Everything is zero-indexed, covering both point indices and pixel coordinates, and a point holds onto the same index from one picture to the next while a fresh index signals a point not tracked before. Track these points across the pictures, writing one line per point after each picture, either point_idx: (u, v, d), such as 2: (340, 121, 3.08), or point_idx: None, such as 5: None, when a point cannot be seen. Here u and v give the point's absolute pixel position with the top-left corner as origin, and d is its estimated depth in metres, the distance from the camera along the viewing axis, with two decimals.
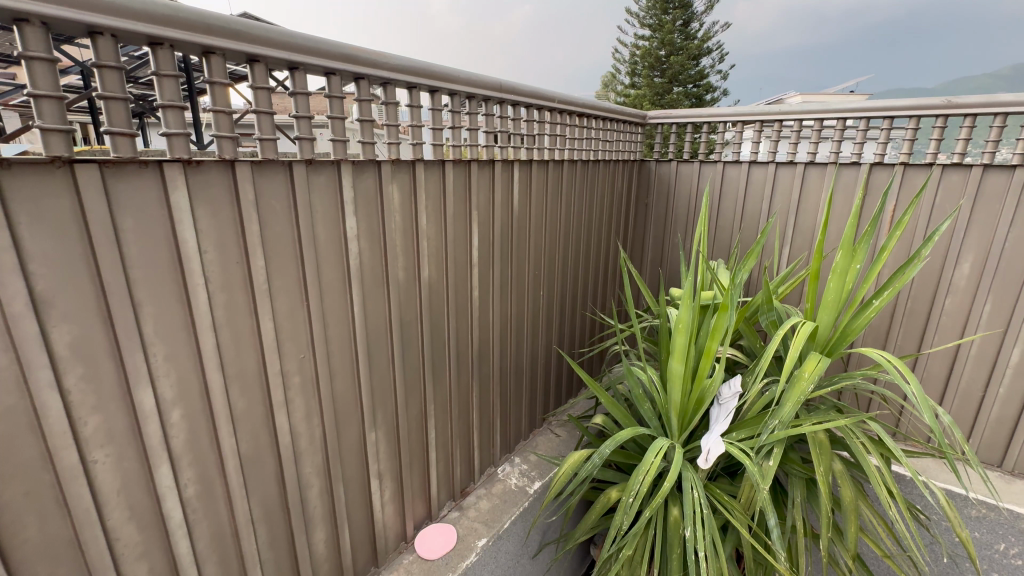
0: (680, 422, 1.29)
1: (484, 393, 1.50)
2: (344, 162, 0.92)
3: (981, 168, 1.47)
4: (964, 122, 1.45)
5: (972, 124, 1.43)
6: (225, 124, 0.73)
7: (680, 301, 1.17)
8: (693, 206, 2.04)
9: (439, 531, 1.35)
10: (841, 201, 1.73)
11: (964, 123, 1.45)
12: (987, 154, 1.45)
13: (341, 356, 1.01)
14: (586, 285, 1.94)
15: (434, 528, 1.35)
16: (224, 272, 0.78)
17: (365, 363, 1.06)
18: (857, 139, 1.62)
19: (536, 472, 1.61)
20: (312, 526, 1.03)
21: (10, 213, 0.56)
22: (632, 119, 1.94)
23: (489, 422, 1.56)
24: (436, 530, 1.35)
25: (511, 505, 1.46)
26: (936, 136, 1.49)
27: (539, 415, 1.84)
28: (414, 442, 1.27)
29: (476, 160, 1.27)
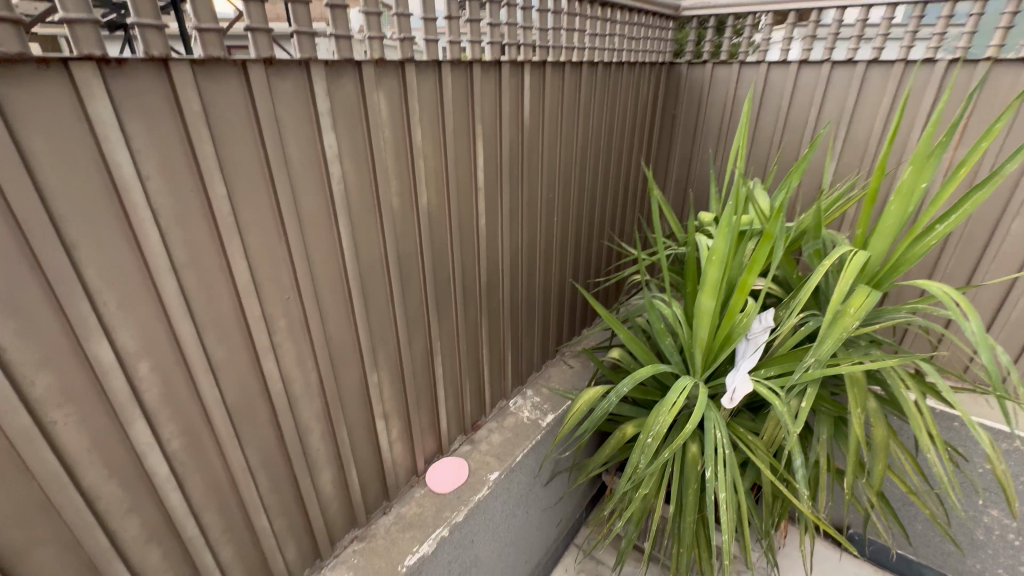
0: (704, 359, 1.20)
1: (494, 327, 1.41)
2: (314, 63, 0.75)
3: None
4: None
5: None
6: (147, 9, 0.56)
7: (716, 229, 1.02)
8: (728, 117, 1.80)
9: (450, 465, 1.32)
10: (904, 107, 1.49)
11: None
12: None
13: (333, 297, 0.91)
14: (605, 210, 1.77)
15: (445, 462, 1.33)
16: (177, 205, 0.66)
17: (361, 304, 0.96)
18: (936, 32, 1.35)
19: (549, 405, 1.57)
20: (316, 470, 0.99)
21: None
22: (663, 10, 1.65)
23: (500, 356, 1.49)
24: (448, 464, 1.33)
25: (522, 438, 1.43)
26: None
27: (552, 346, 1.77)
28: (420, 380, 1.20)
29: (479, 62, 1.06)
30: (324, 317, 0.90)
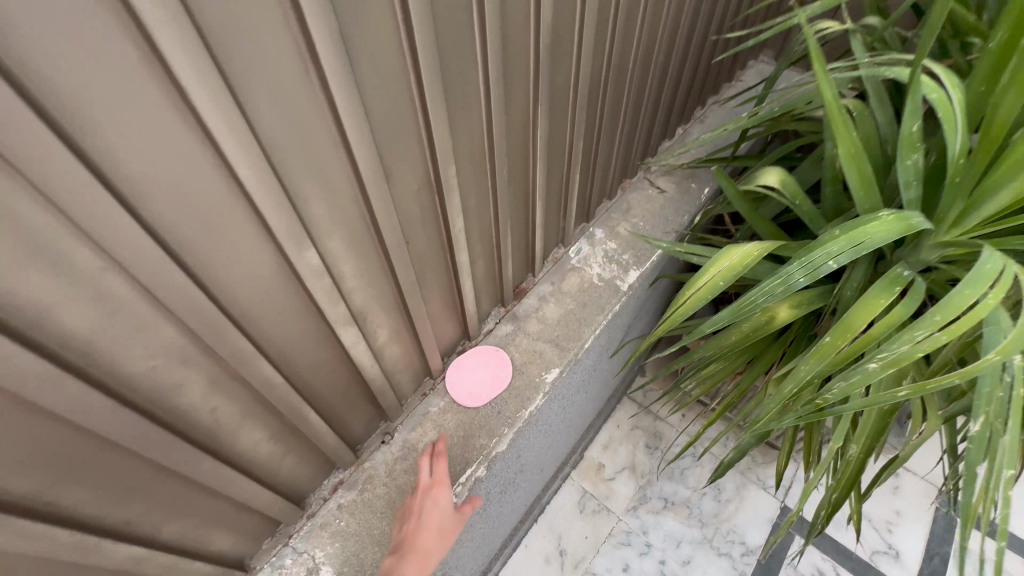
0: (1014, 207, 0.57)
1: (555, 132, 0.75)
2: None
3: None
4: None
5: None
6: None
7: None
8: None
9: (485, 362, 0.84)
10: None
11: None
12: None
13: (61, 33, 0.26)
14: None
15: (477, 357, 0.84)
16: None
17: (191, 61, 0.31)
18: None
19: (631, 255, 0.99)
20: (225, 435, 0.49)
21: None
22: None
23: (562, 181, 0.85)
24: (483, 360, 0.84)
25: (591, 311, 0.90)
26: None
27: (635, 158, 1.10)
28: (423, 241, 0.61)
29: None
30: (28, 91, 0.26)
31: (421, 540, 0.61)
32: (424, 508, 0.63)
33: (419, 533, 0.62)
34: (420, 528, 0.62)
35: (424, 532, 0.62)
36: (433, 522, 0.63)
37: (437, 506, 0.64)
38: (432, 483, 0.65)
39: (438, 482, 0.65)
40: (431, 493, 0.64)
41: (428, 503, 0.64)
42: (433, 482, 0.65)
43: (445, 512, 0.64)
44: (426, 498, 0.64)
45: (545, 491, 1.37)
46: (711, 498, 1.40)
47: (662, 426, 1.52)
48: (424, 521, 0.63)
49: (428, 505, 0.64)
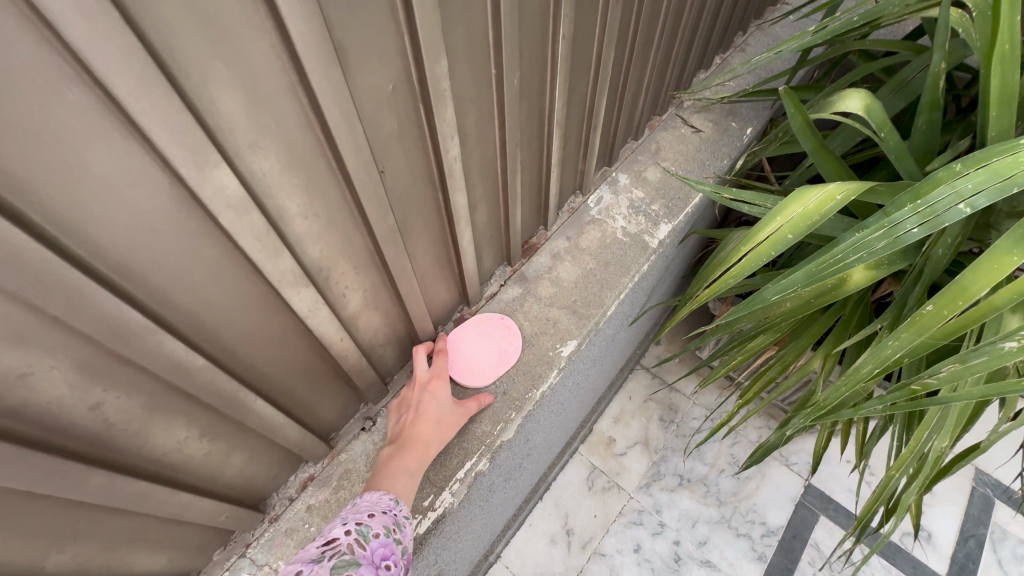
0: None
1: (580, 38, 0.58)
2: None
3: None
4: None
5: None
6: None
7: None
8: None
9: (489, 333, 0.68)
10: None
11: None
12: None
13: None
14: None
15: (479, 327, 0.69)
16: None
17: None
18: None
19: (661, 206, 0.83)
20: (127, 439, 0.35)
21: None
22: None
23: (586, 111, 0.68)
24: (486, 330, 0.69)
25: (614, 272, 0.75)
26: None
27: (667, 90, 0.92)
28: (405, 175, 0.45)
29: None
30: None
31: (418, 433, 0.54)
32: (420, 401, 0.57)
33: (416, 427, 0.55)
34: (418, 422, 0.55)
35: (422, 425, 0.55)
36: (432, 414, 0.56)
37: (435, 398, 0.57)
38: (429, 375, 0.59)
39: (435, 372, 0.60)
40: (429, 383, 0.58)
41: (426, 393, 0.58)
42: (430, 374, 0.59)
43: (444, 405, 0.57)
44: (422, 390, 0.58)
45: (549, 470, 1.22)
46: (731, 477, 1.23)
47: (679, 398, 1.34)
48: (421, 414, 0.56)
49: (426, 397, 0.57)
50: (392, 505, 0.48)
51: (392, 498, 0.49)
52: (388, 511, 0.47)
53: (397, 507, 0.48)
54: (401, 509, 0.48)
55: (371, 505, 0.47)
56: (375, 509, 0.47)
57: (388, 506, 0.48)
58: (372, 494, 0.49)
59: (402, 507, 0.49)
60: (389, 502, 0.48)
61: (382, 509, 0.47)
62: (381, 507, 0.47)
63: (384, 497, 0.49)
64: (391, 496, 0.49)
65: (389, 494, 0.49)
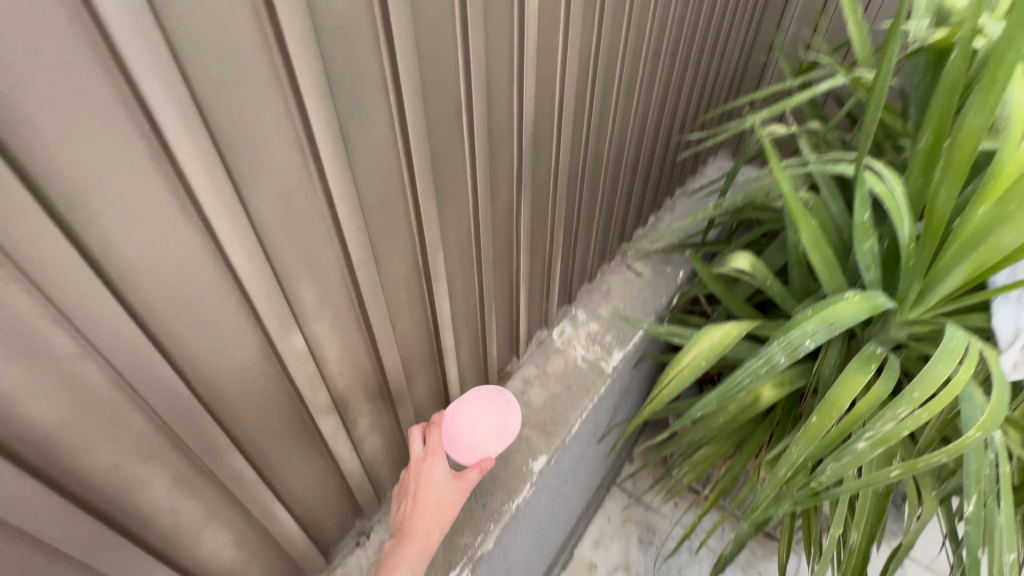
0: (963, 287, 0.62)
1: (538, 219, 0.79)
2: None
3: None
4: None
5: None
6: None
7: None
8: None
9: (488, 404, 0.64)
10: None
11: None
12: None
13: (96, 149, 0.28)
14: (715, 16, 1.03)
15: (476, 399, 0.64)
16: None
17: (178, 117, 0.31)
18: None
19: (613, 337, 1.00)
20: (184, 540, 0.45)
21: None
22: None
23: (545, 267, 0.88)
24: (483, 403, 0.64)
25: (576, 395, 0.89)
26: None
27: (613, 243, 1.15)
28: (409, 326, 0.61)
29: None
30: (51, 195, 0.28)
31: (421, 519, 0.58)
32: (421, 485, 0.60)
33: (418, 513, 0.59)
34: (419, 509, 0.59)
35: (423, 511, 0.59)
36: (431, 498, 0.60)
37: (433, 482, 0.60)
38: (428, 456, 0.62)
39: (432, 453, 0.62)
40: (427, 465, 0.61)
41: (425, 476, 0.61)
42: (428, 455, 0.62)
43: (442, 486, 0.60)
44: (422, 473, 0.61)
45: None
46: None
47: (654, 517, 1.38)
48: (422, 500, 0.60)
49: (425, 481, 0.60)
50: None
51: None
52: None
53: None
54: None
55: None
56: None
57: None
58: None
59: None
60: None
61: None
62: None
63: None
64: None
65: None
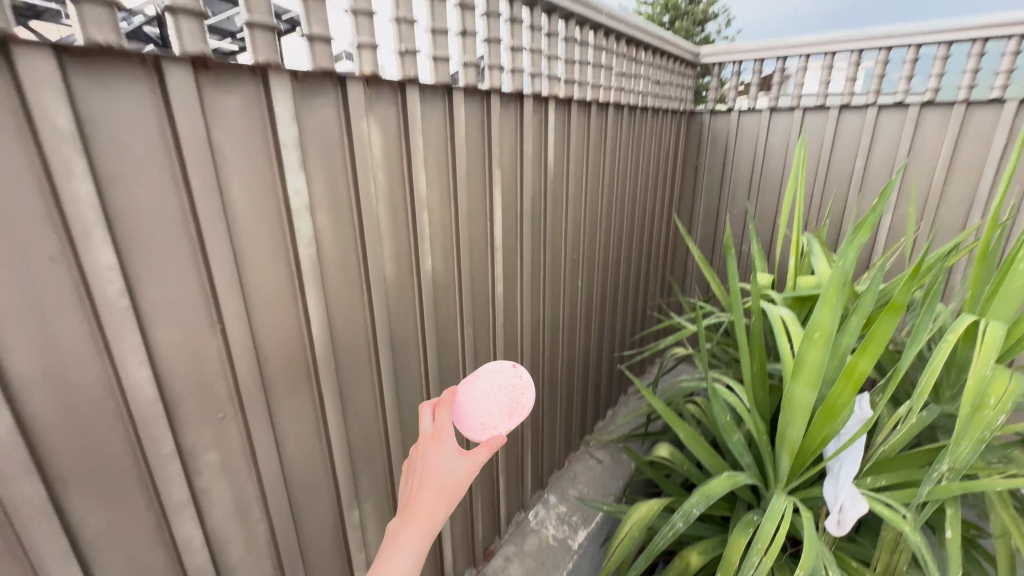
0: (795, 466, 0.92)
1: None
2: (275, 77, 0.51)
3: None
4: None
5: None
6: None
7: (822, 297, 0.77)
8: (759, 168, 1.63)
9: (502, 380, 0.59)
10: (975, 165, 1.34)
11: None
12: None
13: (296, 411, 0.63)
14: (630, 275, 1.54)
15: (490, 375, 0.59)
16: (14, 263, 0.38)
17: (329, 393, 0.66)
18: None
19: (579, 517, 1.23)
20: None
21: None
22: (684, 55, 1.49)
23: (518, 458, 1.17)
24: (497, 376, 0.59)
25: (548, 569, 1.09)
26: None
27: (576, 435, 1.45)
28: None
29: (497, 94, 0.84)
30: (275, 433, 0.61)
31: (419, 507, 0.47)
32: (422, 467, 0.49)
33: (416, 500, 0.48)
34: (417, 494, 0.48)
35: (422, 497, 0.48)
36: (432, 481, 0.48)
37: (435, 463, 0.49)
38: (433, 434, 0.51)
39: (438, 431, 0.51)
40: (431, 445, 0.51)
41: (428, 457, 0.50)
42: (433, 433, 0.51)
43: (446, 467, 0.49)
44: (425, 453, 0.50)
45: None
46: None
47: None
48: (422, 483, 0.48)
49: (427, 463, 0.49)
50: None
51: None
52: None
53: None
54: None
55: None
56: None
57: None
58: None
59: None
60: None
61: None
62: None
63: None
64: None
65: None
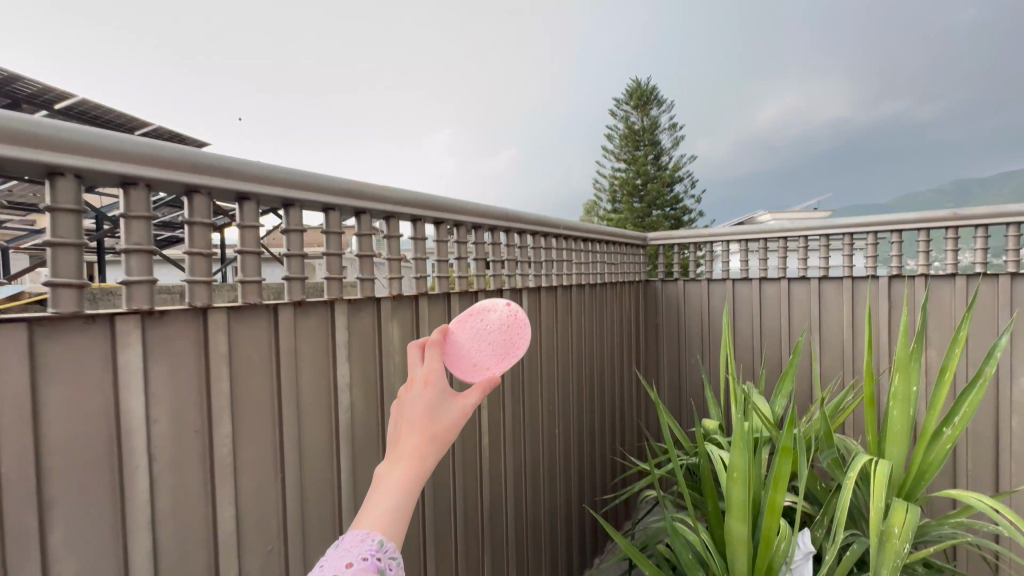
0: None
1: (497, 568, 1.21)
2: (338, 302, 0.83)
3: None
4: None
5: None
6: (140, 266, 0.58)
7: (732, 444, 1.02)
8: (707, 324, 2.04)
9: (493, 319, 0.55)
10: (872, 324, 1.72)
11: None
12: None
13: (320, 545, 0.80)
14: (604, 421, 1.77)
15: (482, 312, 0.55)
16: (175, 434, 0.62)
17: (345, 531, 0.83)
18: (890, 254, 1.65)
19: None
20: None
21: None
22: (632, 241, 2.00)
23: None
24: (490, 313, 0.55)
25: None
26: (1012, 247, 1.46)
27: None
28: None
29: (483, 290, 1.18)
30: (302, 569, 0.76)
31: (413, 441, 0.43)
32: (411, 403, 0.45)
33: (410, 434, 0.43)
34: (410, 428, 0.43)
35: (417, 432, 0.43)
36: (427, 416, 0.44)
37: (430, 400, 0.45)
38: (424, 370, 0.47)
39: (429, 370, 0.46)
40: (422, 382, 0.46)
41: (419, 394, 0.45)
42: (423, 369, 0.47)
43: (441, 404, 0.45)
44: (415, 391, 0.45)
45: None
46: None
47: None
48: (415, 418, 0.44)
49: (418, 400, 0.45)
50: (379, 547, 0.37)
51: (378, 538, 0.38)
52: (374, 556, 0.37)
53: (386, 550, 0.37)
54: (393, 549, 0.38)
55: (353, 545, 0.37)
56: (357, 552, 0.37)
57: (374, 550, 0.37)
58: (355, 532, 0.38)
59: (394, 550, 0.38)
60: (375, 544, 0.38)
61: (364, 553, 0.36)
62: (365, 549, 0.37)
63: (369, 534, 0.38)
64: (377, 537, 0.38)
65: (374, 532, 0.38)
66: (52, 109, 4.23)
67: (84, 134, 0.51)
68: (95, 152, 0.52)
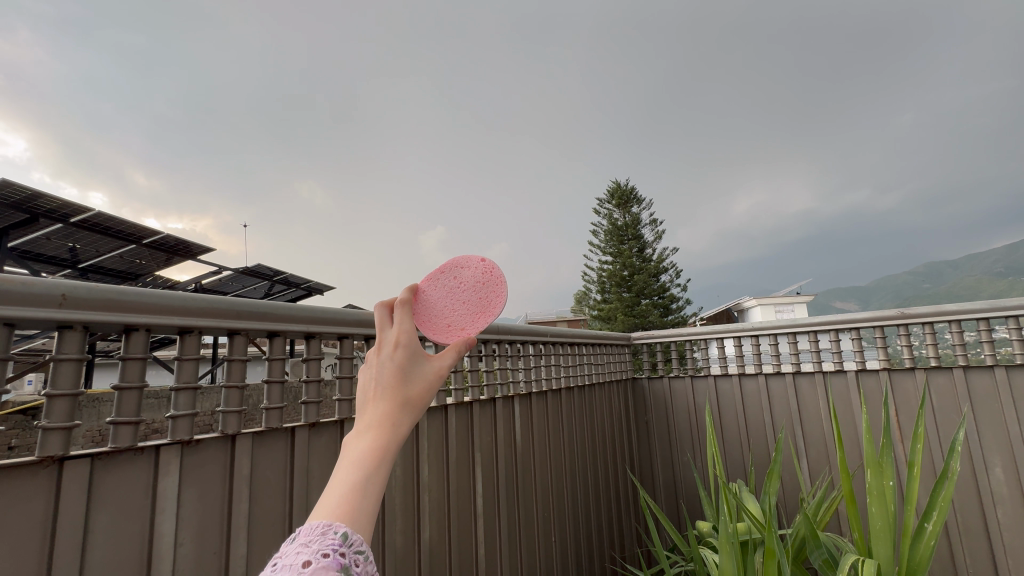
0: None
1: None
2: (347, 421, 0.93)
3: (1003, 368, 1.57)
4: (979, 325, 1.61)
5: (1018, 324, 1.55)
6: (185, 401, 0.68)
7: (721, 549, 1.18)
8: (694, 423, 2.15)
9: (466, 277, 0.66)
10: (847, 421, 1.81)
11: (1007, 323, 1.57)
12: (1018, 353, 1.55)
13: None
14: (598, 526, 1.75)
15: (454, 271, 0.66)
16: (197, 556, 0.67)
17: None
18: (852, 349, 1.81)
19: None
20: None
21: (23, 512, 0.52)
22: (618, 340, 2.18)
23: None
24: (463, 271, 0.67)
25: None
26: (957, 341, 1.62)
27: None
28: None
29: (477, 400, 1.26)
30: None
31: (381, 408, 0.43)
32: (380, 367, 0.45)
33: (379, 402, 0.43)
34: (379, 395, 0.44)
35: (385, 396, 0.44)
36: (396, 381, 0.45)
37: (399, 363, 0.46)
38: (394, 333, 0.48)
39: (398, 332, 0.48)
40: (393, 344, 0.47)
41: (390, 356, 0.46)
42: (392, 333, 0.48)
43: (410, 370, 0.46)
44: (384, 354, 0.46)
45: None
46: None
47: None
48: (383, 384, 0.44)
49: (388, 363, 0.46)
50: (342, 541, 0.36)
51: (341, 532, 0.36)
52: (335, 552, 0.35)
53: (350, 544, 0.36)
54: (359, 544, 0.37)
55: (312, 540, 0.35)
56: (316, 548, 0.35)
57: (337, 544, 0.36)
58: (315, 524, 0.36)
59: (360, 545, 0.37)
60: (338, 538, 0.36)
61: (325, 549, 0.35)
62: (326, 545, 0.35)
63: (331, 527, 0.36)
64: (341, 530, 0.37)
65: (338, 523, 0.37)
66: (67, 224, 4.49)
67: (159, 298, 0.64)
68: (160, 310, 0.64)
